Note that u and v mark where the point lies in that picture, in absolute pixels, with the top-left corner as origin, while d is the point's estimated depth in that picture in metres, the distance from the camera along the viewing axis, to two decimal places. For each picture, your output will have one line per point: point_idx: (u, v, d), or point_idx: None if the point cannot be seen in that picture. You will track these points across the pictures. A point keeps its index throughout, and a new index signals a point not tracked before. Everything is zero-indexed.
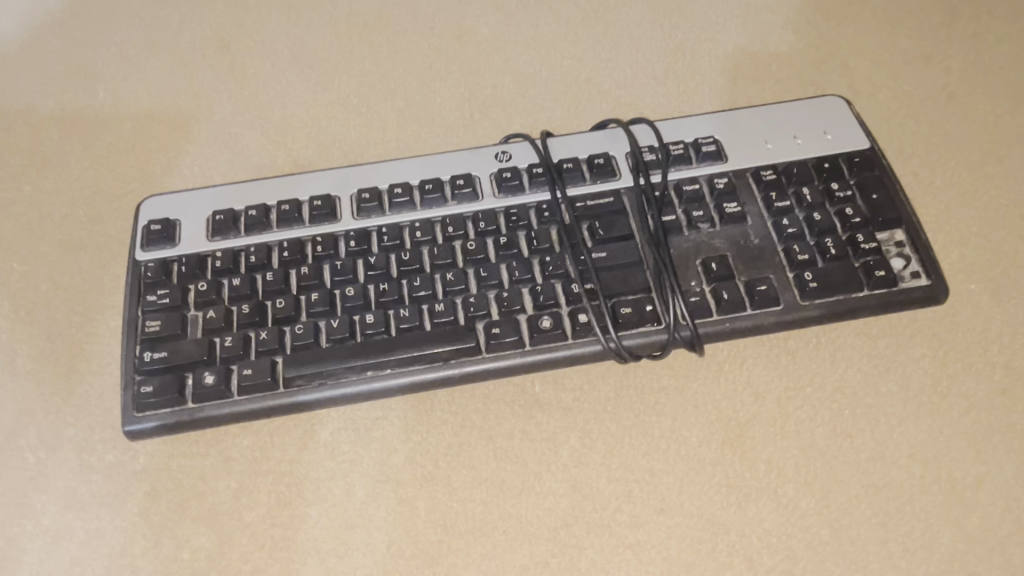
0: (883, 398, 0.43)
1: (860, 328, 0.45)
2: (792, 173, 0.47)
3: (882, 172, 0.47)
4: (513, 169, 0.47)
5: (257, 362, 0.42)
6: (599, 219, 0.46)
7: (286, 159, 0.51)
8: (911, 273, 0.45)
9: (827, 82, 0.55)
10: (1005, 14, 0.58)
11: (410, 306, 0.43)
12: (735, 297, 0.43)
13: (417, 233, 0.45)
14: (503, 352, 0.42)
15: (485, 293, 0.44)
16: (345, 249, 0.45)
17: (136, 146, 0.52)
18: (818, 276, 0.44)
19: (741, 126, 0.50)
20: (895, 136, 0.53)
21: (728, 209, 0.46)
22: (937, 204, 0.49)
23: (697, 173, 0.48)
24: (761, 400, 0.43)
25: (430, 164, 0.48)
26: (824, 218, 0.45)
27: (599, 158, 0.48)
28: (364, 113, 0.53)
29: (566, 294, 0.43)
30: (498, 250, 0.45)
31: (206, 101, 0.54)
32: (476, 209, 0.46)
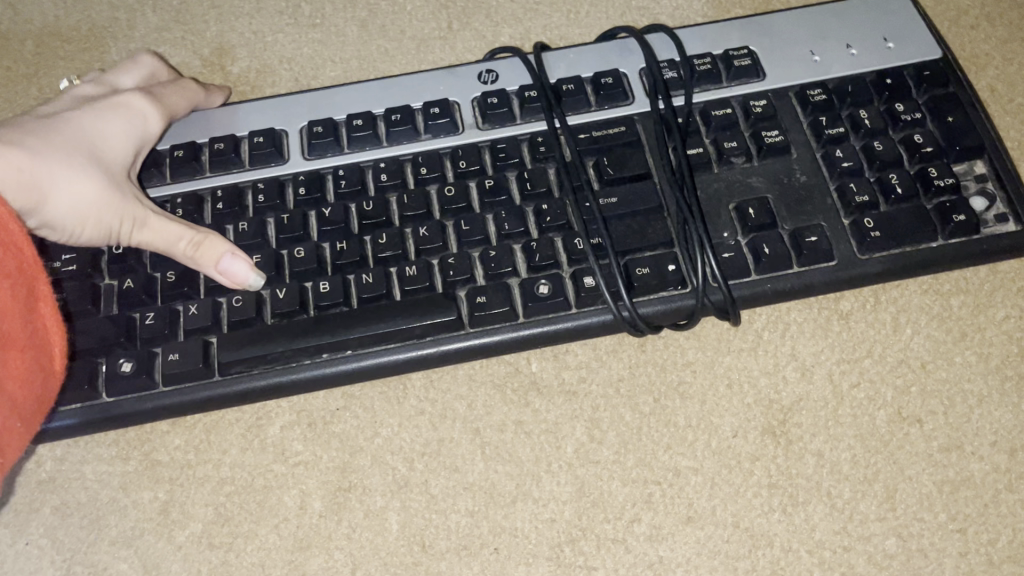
0: (959, 371, 0.35)
1: (928, 283, 0.37)
2: (845, 92, 0.38)
3: (958, 88, 0.38)
4: (500, 92, 0.38)
5: (185, 345, 0.34)
6: (608, 154, 0.37)
7: (224, 88, 0.42)
8: (996, 215, 0.36)
9: None
10: None
11: (374, 270, 0.35)
12: (779, 252, 0.35)
13: (383, 176, 0.36)
14: (491, 326, 0.34)
15: (468, 252, 0.35)
16: (294, 197, 0.36)
17: (40, 71, 0.42)
18: (881, 222, 0.35)
19: (782, 32, 0.40)
20: (966, 42, 0.43)
21: (768, 139, 0.37)
22: (1021, 127, 0.40)
23: (729, 94, 0.39)
24: (809, 377, 0.35)
25: (398, 88, 0.39)
26: (886, 148, 0.36)
27: (607, 77, 0.38)
28: (319, 25, 0.44)
29: (569, 251, 0.35)
30: (483, 197, 0.36)
31: (127, 16, 0.44)
32: (455, 145, 0.37)
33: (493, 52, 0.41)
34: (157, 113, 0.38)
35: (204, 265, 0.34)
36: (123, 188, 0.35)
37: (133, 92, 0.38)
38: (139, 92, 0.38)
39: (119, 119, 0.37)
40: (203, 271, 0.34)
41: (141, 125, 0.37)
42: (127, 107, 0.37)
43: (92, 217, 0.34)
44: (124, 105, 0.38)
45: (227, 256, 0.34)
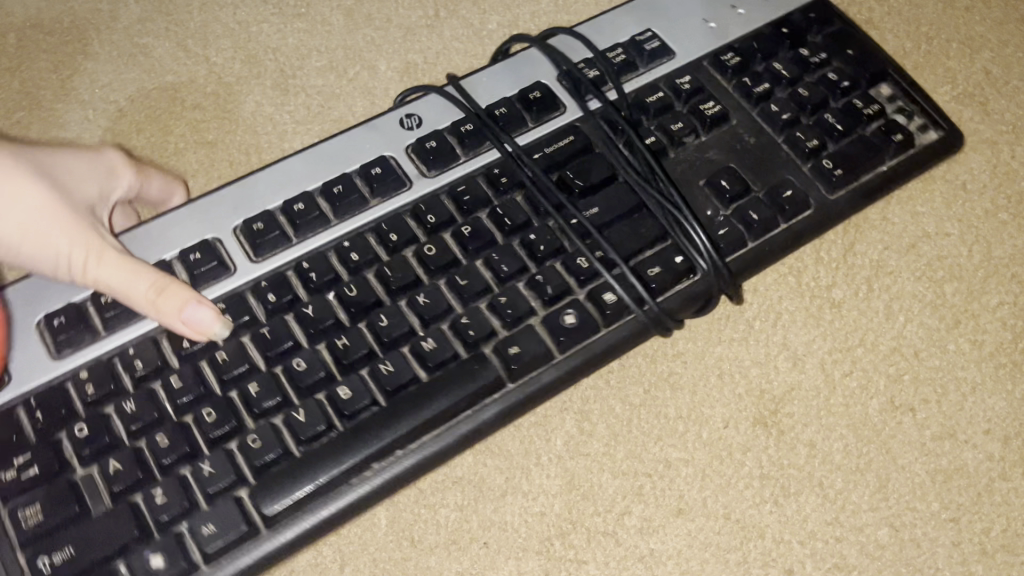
0: (952, 358, 0.35)
1: (920, 270, 0.37)
2: (753, 49, 0.38)
3: (844, 22, 0.39)
4: (435, 134, 0.36)
5: (216, 510, 0.29)
6: (570, 167, 0.35)
7: (208, 80, 0.41)
8: (920, 126, 0.37)
9: None
10: None
11: (390, 356, 0.31)
12: (766, 215, 0.35)
13: (353, 254, 0.33)
14: (532, 373, 0.32)
15: (476, 307, 0.33)
16: (264, 308, 0.32)
17: (21, 66, 0.42)
18: (839, 161, 0.36)
19: (672, 9, 0.39)
20: (960, 24, 0.42)
21: (706, 110, 0.36)
22: (1014, 108, 0.40)
23: (654, 77, 0.38)
24: (800, 366, 0.35)
25: (323, 159, 0.35)
26: (811, 90, 0.37)
27: (535, 91, 0.37)
28: (304, 15, 0.43)
29: (577, 274, 0.33)
30: (468, 244, 0.33)
31: (109, 6, 0.43)
32: (409, 202, 0.34)
33: (403, 94, 0.38)
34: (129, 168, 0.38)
35: (164, 312, 0.30)
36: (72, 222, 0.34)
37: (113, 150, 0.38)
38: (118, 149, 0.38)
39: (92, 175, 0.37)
40: (161, 318, 0.30)
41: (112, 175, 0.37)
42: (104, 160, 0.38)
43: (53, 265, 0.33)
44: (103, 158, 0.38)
45: (192, 307, 0.30)
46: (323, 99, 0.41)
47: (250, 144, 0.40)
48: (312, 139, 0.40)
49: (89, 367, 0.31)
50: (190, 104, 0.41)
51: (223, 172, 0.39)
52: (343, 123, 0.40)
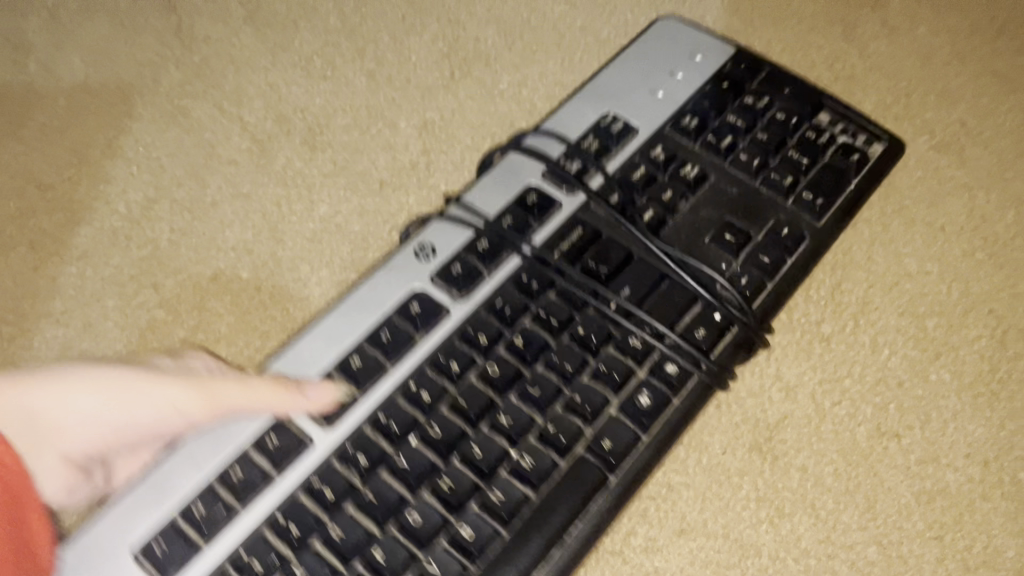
0: (934, 388, 0.38)
1: (904, 306, 0.40)
2: (706, 108, 0.40)
3: (772, 66, 0.42)
4: (456, 258, 0.36)
5: None
6: (589, 254, 0.37)
7: (242, 137, 0.45)
8: (864, 142, 0.41)
9: (858, 20, 0.48)
10: None
11: (497, 485, 0.32)
12: (777, 257, 0.37)
13: (426, 393, 0.33)
14: (626, 460, 0.33)
15: (557, 414, 0.33)
16: (355, 469, 0.31)
17: (72, 126, 0.45)
18: (816, 190, 0.39)
19: (620, 86, 0.41)
20: (937, 77, 0.46)
21: (686, 174, 0.39)
22: (989, 155, 0.43)
23: (629, 154, 0.39)
24: (793, 396, 0.38)
25: (355, 307, 0.34)
26: (767, 133, 0.39)
27: (532, 195, 0.38)
28: (330, 77, 0.47)
29: (635, 357, 0.35)
30: (527, 356, 0.34)
31: (151, 70, 0.47)
32: (455, 329, 0.34)
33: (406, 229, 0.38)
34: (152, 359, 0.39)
35: (292, 406, 0.31)
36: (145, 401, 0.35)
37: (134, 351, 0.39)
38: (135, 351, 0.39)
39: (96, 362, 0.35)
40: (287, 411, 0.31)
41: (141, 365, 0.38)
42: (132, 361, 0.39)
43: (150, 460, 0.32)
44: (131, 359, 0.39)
45: (312, 388, 0.31)
46: (348, 154, 0.44)
47: (280, 195, 0.43)
48: (338, 191, 0.43)
49: None
50: (226, 160, 0.44)
51: (257, 223, 0.43)
52: (366, 176, 0.44)
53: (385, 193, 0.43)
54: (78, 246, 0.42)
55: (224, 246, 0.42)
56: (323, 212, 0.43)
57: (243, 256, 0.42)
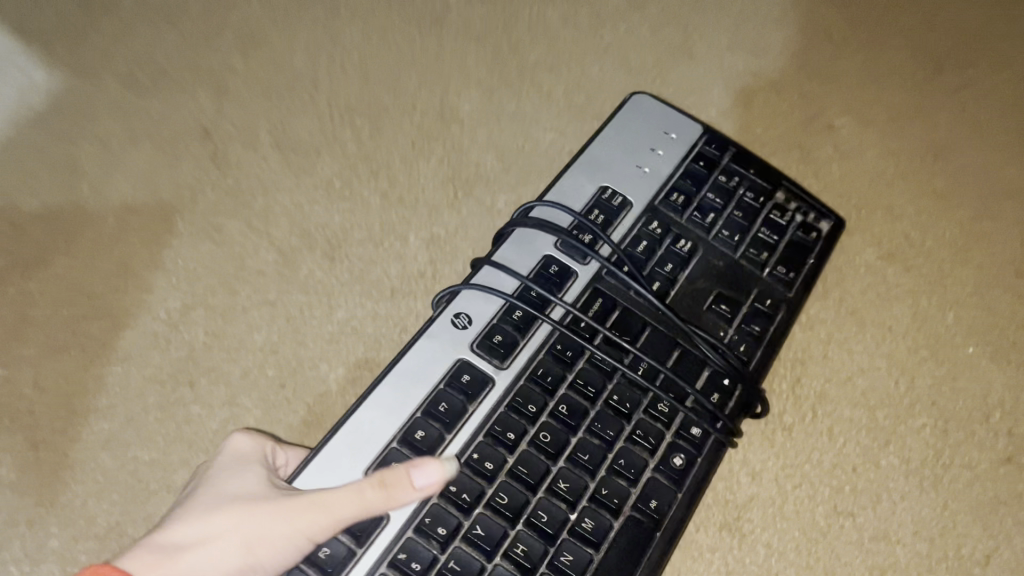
0: (884, 472, 0.43)
1: (857, 398, 0.44)
2: (689, 188, 0.47)
3: (735, 145, 0.49)
4: (495, 329, 0.42)
5: None
6: (611, 325, 0.43)
7: (269, 251, 0.51)
8: (815, 216, 0.48)
9: (813, 144, 0.54)
10: (988, 64, 0.58)
11: (564, 546, 0.38)
12: (765, 324, 0.45)
13: (488, 463, 0.39)
14: (669, 514, 0.40)
15: (605, 477, 0.40)
16: (434, 540, 0.37)
17: (119, 242, 0.51)
18: (785, 263, 0.46)
19: (612, 161, 0.47)
20: (884, 195, 0.52)
21: (681, 249, 0.45)
22: (931, 263, 0.49)
23: (628, 227, 0.46)
24: (758, 479, 0.42)
25: (408, 377, 0.40)
26: (741, 213, 0.47)
27: (553, 266, 0.44)
28: (348, 197, 0.53)
29: (662, 422, 0.41)
30: (570, 422, 0.40)
31: (189, 191, 0.53)
32: (503, 398, 0.40)
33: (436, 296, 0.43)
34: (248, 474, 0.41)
35: (402, 496, 0.36)
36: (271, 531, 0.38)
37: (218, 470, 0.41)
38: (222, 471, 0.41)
39: (208, 504, 0.40)
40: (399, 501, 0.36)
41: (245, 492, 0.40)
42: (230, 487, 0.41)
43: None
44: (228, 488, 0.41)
45: (418, 472, 0.36)
46: (364, 265, 0.50)
47: (303, 302, 0.49)
48: (354, 297, 0.49)
49: None
50: (255, 271, 0.50)
51: (284, 325, 0.48)
52: (380, 284, 0.50)
53: (396, 299, 0.49)
54: (123, 347, 0.47)
55: (252, 346, 0.47)
56: (340, 315, 0.49)
57: (269, 355, 0.47)
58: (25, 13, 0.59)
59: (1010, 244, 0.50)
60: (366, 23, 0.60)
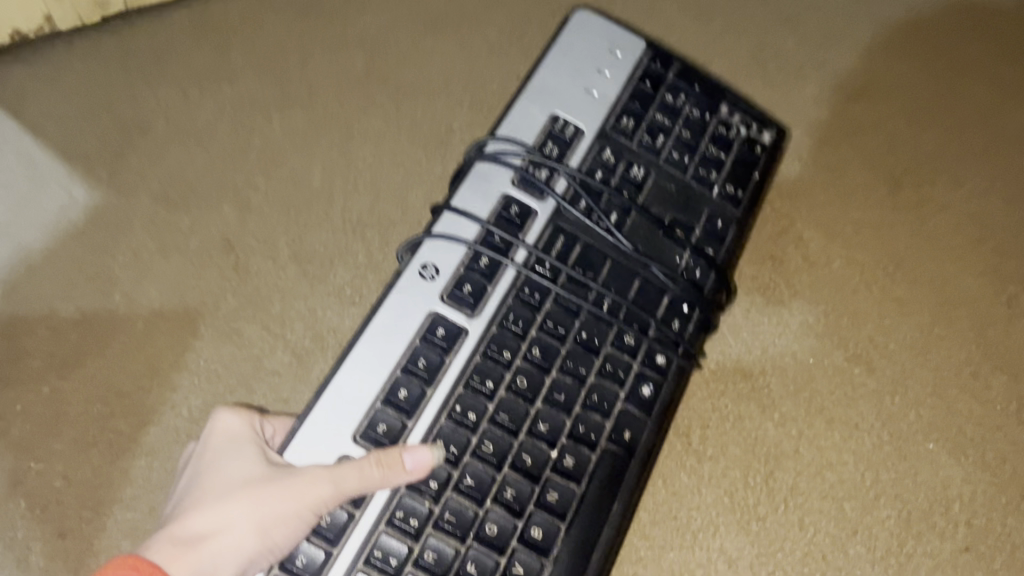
0: (853, 559, 0.51)
1: (827, 492, 0.53)
2: (638, 110, 0.49)
3: (680, 61, 0.51)
4: (461, 278, 0.44)
5: None
6: (578, 259, 0.46)
7: (285, 351, 0.57)
8: (757, 132, 0.51)
9: (785, 257, 0.60)
10: (945, 182, 0.63)
11: (549, 487, 0.43)
12: (719, 235, 0.49)
13: (471, 414, 0.42)
14: (638, 438, 0.45)
15: (579, 414, 0.44)
16: (427, 495, 0.41)
17: (147, 345, 0.57)
18: (733, 182, 0.50)
19: (562, 89, 0.49)
20: (847, 302, 0.58)
21: (636, 176, 0.48)
22: (894, 367, 0.56)
23: (584, 153, 0.48)
24: (734, 565, 0.51)
25: (383, 333, 0.42)
26: (690, 133, 0.50)
27: (514, 206, 0.46)
28: (359, 304, 0.59)
29: (628, 351, 0.46)
30: (542, 364, 0.44)
31: (211, 297, 0.58)
32: (476, 344, 0.43)
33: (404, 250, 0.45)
34: (249, 451, 0.45)
35: (398, 476, 0.39)
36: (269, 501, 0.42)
37: (218, 451, 0.46)
38: (220, 453, 0.46)
39: (217, 496, 0.44)
40: (395, 480, 0.39)
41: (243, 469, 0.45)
42: (231, 468, 0.45)
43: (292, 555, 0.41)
44: (229, 468, 0.45)
45: (410, 455, 0.39)
46: None
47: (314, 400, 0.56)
48: None
49: None
50: (271, 370, 0.56)
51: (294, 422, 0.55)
52: None
53: None
54: (148, 442, 0.54)
55: None
56: None
57: None
58: (65, 133, 0.64)
59: (966, 349, 0.57)
60: (378, 142, 0.65)
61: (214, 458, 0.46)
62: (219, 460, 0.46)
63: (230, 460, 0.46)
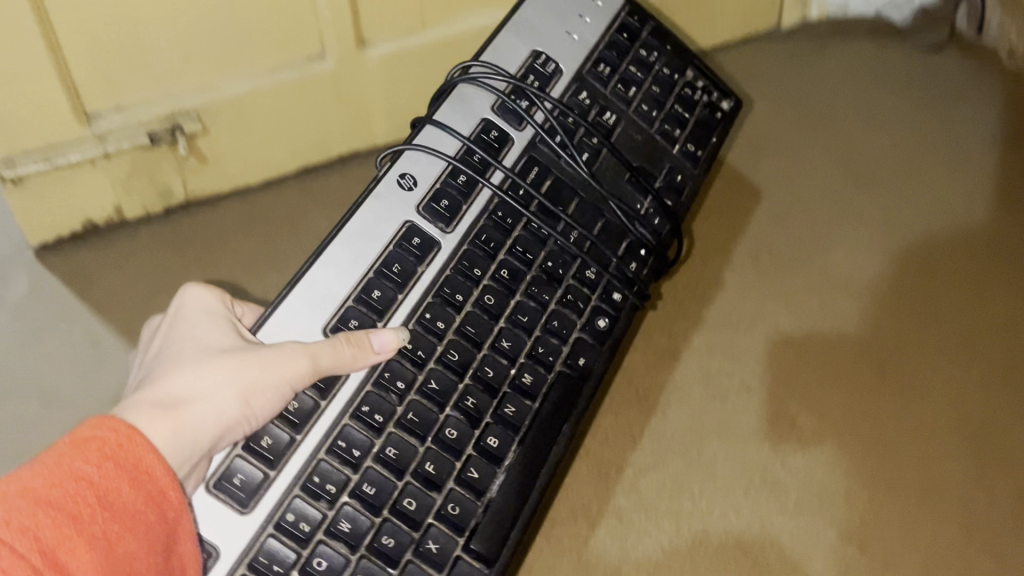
0: None
1: None
2: (613, 58, 0.52)
3: (655, 20, 0.54)
4: (436, 194, 0.46)
5: (444, 540, 0.42)
6: (546, 184, 0.49)
7: None
8: (718, 98, 0.55)
9: (779, 438, 0.66)
10: (924, 367, 0.69)
11: (508, 400, 0.45)
12: (675, 184, 0.52)
13: (440, 322, 0.44)
14: (595, 360, 0.48)
15: (538, 336, 0.47)
16: (394, 394, 0.43)
17: None
18: (692, 139, 0.53)
19: (542, 26, 0.51)
20: (837, 485, 0.64)
21: (606, 121, 0.51)
22: (884, 546, 0.62)
23: (562, 90, 0.50)
24: None
25: (361, 235, 0.44)
26: (659, 89, 0.53)
27: (493, 131, 0.48)
28: None
29: (587, 281, 0.49)
30: (508, 283, 0.47)
31: None
32: (446, 254, 0.45)
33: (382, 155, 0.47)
34: (218, 322, 0.44)
35: (367, 359, 0.42)
36: (241, 365, 0.41)
37: (187, 316, 0.44)
38: (191, 316, 0.44)
39: (188, 358, 0.42)
40: (364, 361, 0.42)
41: (212, 335, 0.43)
42: (195, 333, 0.44)
43: (263, 426, 0.41)
44: (195, 333, 0.44)
45: (376, 337, 0.42)
46: None
47: None
48: None
49: (279, 502, 0.40)
50: None
51: None
52: None
53: None
54: None
55: None
56: None
57: None
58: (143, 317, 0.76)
59: (950, 528, 0.63)
60: None
61: (182, 321, 0.44)
62: (185, 330, 0.44)
63: (198, 334, 0.43)
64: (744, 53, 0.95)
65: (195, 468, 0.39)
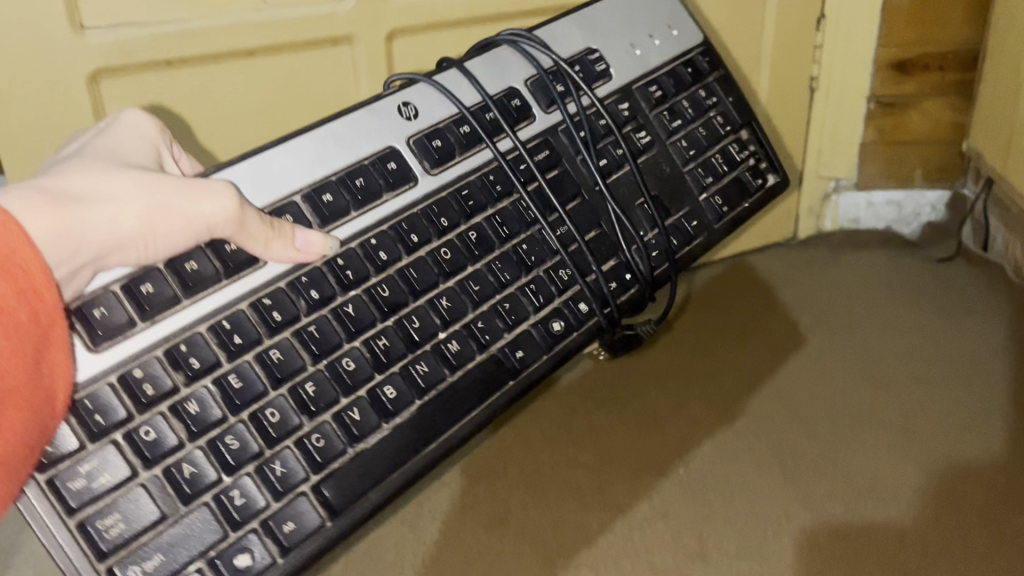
0: None
1: None
2: (670, 88, 0.70)
3: (725, 70, 0.73)
4: (436, 134, 0.60)
5: (291, 466, 0.48)
6: (553, 169, 0.64)
7: None
8: (766, 170, 0.73)
9: None
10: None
11: (422, 359, 0.54)
12: (690, 229, 0.67)
13: (382, 253, 0.55)
14: (539, 359, 0.58)
15: (483, 309, 0.57)
16: (303, 301, 0.52)
17: None
18: (722, 198, 0.69)
19: (615, 35, 0.69)
20: None
21: (639, 139, 0.67)
22: None
23: (609, 88, 0.67)
24: None
25: (340, 138, 0.56)
26: (705, 134, 0.70)
27: (515, 99, 0.64)
28: None
29: (540, 270, 0.60)
30: (474, 247, 0.58)
31: None
32: (429, 191, 0.58)
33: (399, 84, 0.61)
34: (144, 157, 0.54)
35: (284, 245, 0.51)
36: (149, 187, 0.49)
37: (125, 138, 0.55)
38: (132, 144, 0.54)
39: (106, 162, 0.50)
40: (278, 244, 0.50)
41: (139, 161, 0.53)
42: (125, 152, 0.53)
43: (154, 262, 0.49)
44: (125, 153, 0.53)
45: (302, 235, 0.51)
46: None
47: None
48: None
49: (151, 348, 0.47)
50: None
51: None
52: None
53: None
54: None
55: None
56: None
57: None
58: None
59: None
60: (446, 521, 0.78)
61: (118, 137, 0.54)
62: (116, 146, 0.53)
63: (126, 154, 0.53)
64: (766, 257, 1.11)
65: (82, 272, 0.46)
